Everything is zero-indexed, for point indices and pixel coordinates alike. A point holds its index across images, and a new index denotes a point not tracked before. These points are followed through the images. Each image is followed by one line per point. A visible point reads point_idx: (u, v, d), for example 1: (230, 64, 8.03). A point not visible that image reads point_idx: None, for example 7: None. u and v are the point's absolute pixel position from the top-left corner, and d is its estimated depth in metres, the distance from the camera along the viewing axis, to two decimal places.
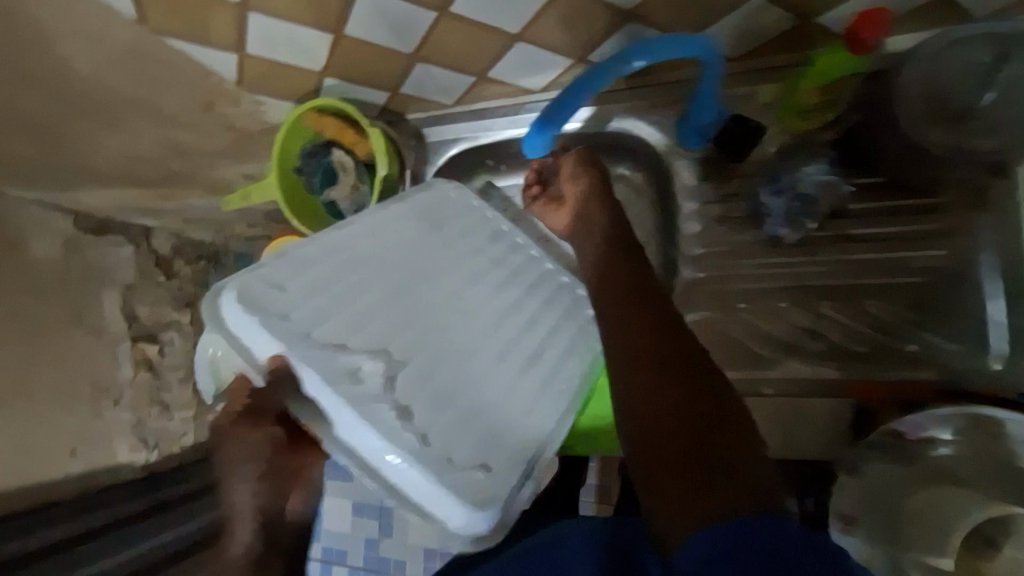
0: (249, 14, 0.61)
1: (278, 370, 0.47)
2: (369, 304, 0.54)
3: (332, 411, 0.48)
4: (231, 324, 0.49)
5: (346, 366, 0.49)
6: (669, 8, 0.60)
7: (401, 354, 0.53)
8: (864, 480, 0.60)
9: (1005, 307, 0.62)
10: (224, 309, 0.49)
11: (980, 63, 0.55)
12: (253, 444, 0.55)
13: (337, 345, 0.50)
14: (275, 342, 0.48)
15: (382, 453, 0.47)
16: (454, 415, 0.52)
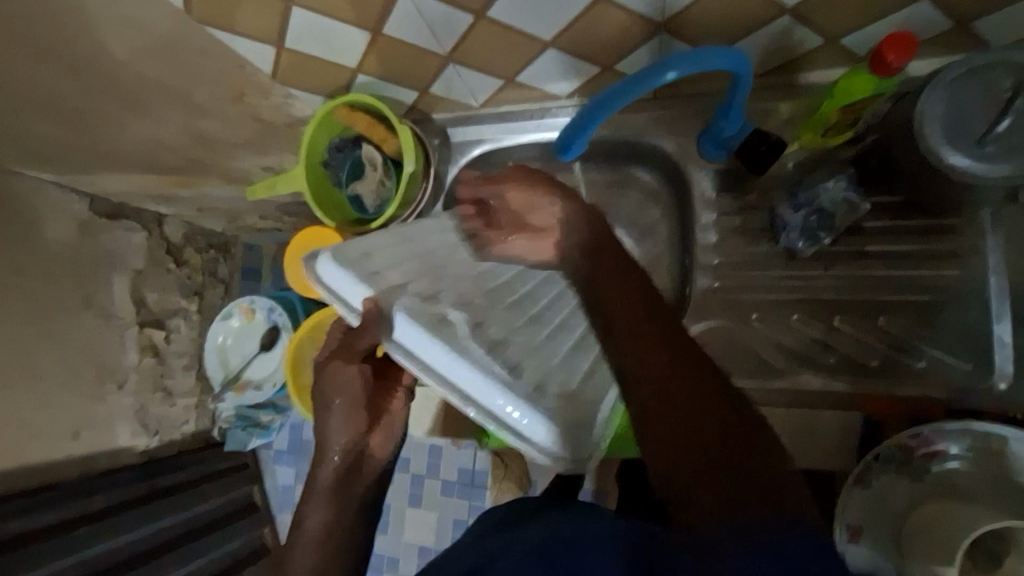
0: (292, 9, 0.62)
1: (376, 311, 0.48)
2: (435, 271, 0.58)
3: (427, 351, 0.49)
4: (329, 278, 0.49)
5: (433, 314, 0.51)
6: (700, 24, 0.62)
7: (475, 310, 0.57)
8: (872, 491, 0.62)
9: (1012, 329, 0.64)
10: (324, 263, 0.49)
11: (998, 91, 0.56)
12: (350, 378, 0.66)
13: (422, 295, 0.52)
14: (368, 286, 0.49)
15: (483, 386, 0.49)
16: (527, 363, 0.57)
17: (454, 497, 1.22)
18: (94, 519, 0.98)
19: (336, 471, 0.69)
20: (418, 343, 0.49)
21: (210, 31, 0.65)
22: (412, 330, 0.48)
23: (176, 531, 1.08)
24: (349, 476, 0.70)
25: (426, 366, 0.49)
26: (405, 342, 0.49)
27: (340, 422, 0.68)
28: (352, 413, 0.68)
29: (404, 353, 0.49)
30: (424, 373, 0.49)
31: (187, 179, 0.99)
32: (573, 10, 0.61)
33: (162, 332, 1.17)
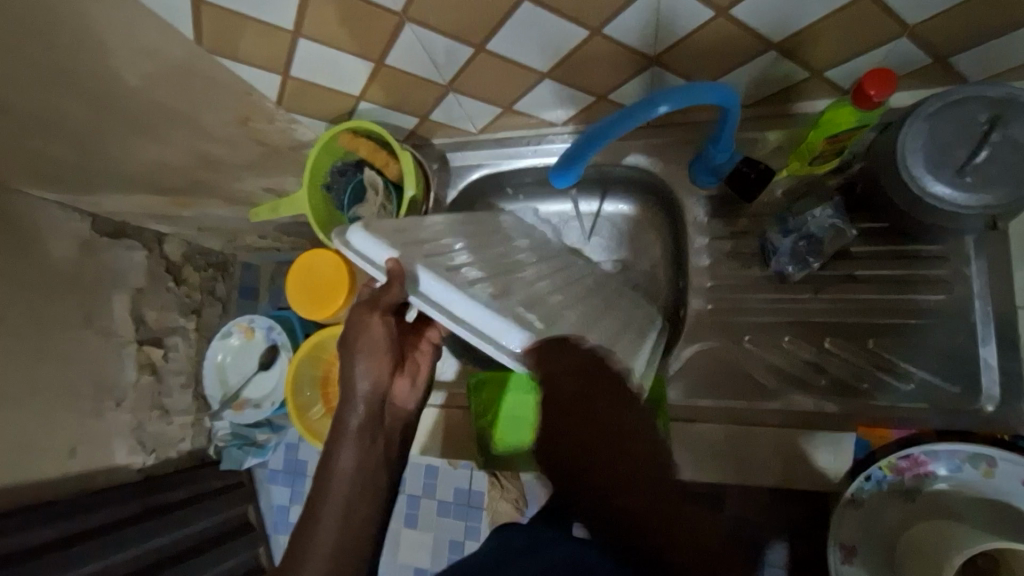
0: (298, 40, 0.65)
1: (401, 268, 0.47)
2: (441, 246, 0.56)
3: (456, 302, 0.47)
4: (360, 248, 0.49)
5: (458, 274, 0.51)
6: (691, 57, 0.64)
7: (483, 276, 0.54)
8: (864, 510, 0.63)
9: (997, 351, 0.65)
10: (356, 236, 0.49)
11: (976, 123, 0.59)
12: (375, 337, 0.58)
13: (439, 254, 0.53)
14: (392, 247, 0.48)
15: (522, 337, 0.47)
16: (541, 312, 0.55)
17: (451, 518, 1.22)
18: (97, 534, 0.98)
19: (362, 422, 0.62)
20: (443, 294, 0.47)
21: (220, 60, 0.67)
22: (439, 284, 0.47)
23: (178, 547, 1.09)
24: (372, 427, 0.63)
25: (455, 317, 0.47)
26: (435, 296, 0.48)
27: (364, 370, 0.60)
28: (376, 362, 0.60)
29: (431, 305, 0.47)
30: (457, 325, 0.47)
31: (188, 200, 1.01)
32: (569, 44, 0.63)
33: (160, 350, 1.18)
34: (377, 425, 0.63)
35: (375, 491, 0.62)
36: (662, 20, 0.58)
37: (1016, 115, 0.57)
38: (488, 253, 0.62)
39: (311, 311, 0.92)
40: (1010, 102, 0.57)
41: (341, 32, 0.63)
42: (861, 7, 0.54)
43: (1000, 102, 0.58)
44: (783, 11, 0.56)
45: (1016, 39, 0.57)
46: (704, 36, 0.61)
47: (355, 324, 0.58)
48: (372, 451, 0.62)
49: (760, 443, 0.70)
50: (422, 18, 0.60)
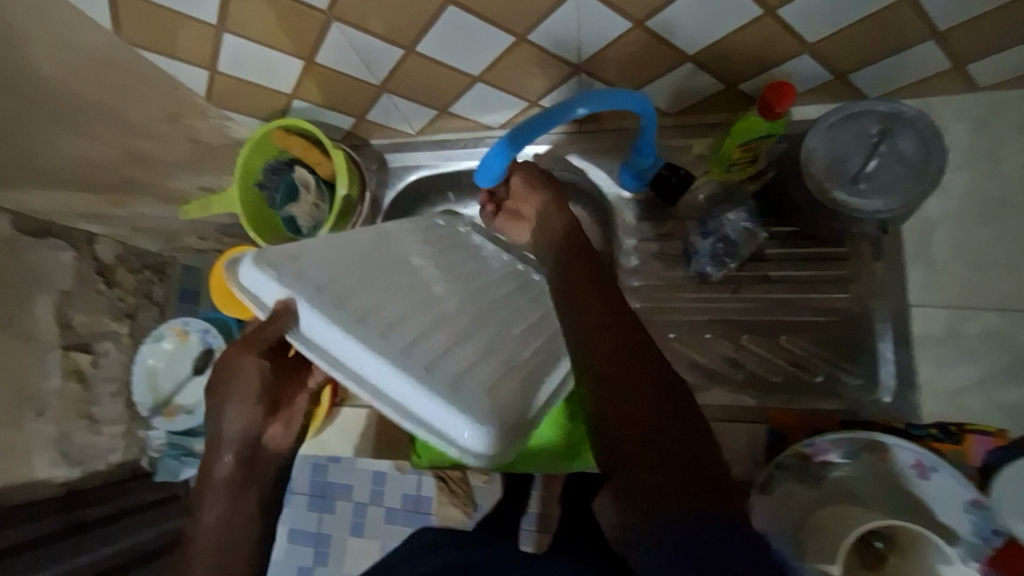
0: (225, 35, 0.64)
1: (285, 310, 0.49)
2: (351, 280, 0.55)
3: (336, 346, 0.49)
4: (249, 282, 0.51)
5: (353, 313, 0.51)
6: (616, 66, 0.67)
7: (381, 319, 0.52)
8: (774, 497, 0.66)
9: (893, 347, 0.71)
10: (244, 270, 0.52)
11: (869, 136, 0.64)
12: (246, 370, 0.58)
13: (342, 290, 0.53)
14: (282, 287, 0.50)
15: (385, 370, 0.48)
16: (450, 359, 0.52)
17: (398, 523, 1.20)
18: (16, 552, 0.91)
19: (231, 468, 0.61)
20: (321, 333, 0.49)
21: (144, 53, 0.66)
22: (316, 327, 0.49)
23: (97, 568, 1.02)
24: (244, 477, 0.62)
25: (328, 358, 0.49)
26: (312, 336, 0.50)
27: (237, 413, 0.60)
28: (251, 408, 0.60)
29: (309, 345, 0.49)
30: (331, 369, 0.49)
31: (120, 198, 0.97)
32: (499, 48, 0.65)
33: (88, 356, 1.13)
34: (254, 469, 0.63)
35: (245, 529, 0.61)
36: (581, 28, 0.61)
37: (902, 129, 0.63)
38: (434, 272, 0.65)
39: (236, 313, 0.91)
40: (895, 118, 0.63)
41: (273, 28, 0.63)
42: (763, 25, 0.59)
43: (888, 117, 0.63)
44: (694, 26, 0.59)
45: (900, 60, 0.63)
46: (626, 46, 0.63)
47: (225, 362, 0.58)
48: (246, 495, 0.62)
49: None
50: (351, 17, 0.61)
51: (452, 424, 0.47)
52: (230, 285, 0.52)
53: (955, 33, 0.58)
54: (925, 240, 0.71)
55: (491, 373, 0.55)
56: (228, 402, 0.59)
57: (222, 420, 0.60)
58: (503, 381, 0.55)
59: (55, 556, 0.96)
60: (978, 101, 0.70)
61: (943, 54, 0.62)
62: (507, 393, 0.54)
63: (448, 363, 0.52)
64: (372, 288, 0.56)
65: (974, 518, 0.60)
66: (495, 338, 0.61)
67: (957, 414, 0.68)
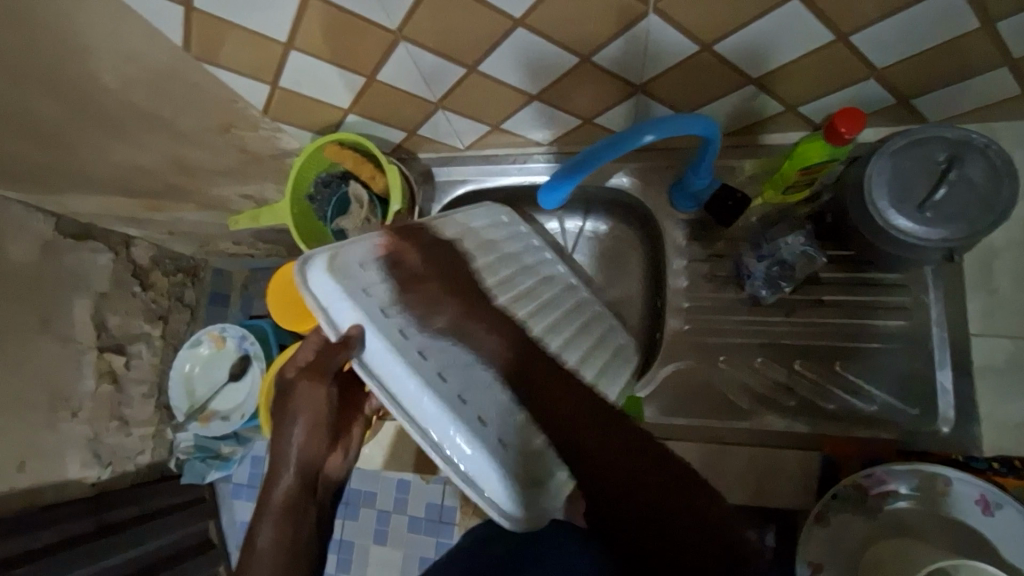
0: (291, 52, 0.65)
1: (354, 336, 0.47)
2: (412, 309, 0.54)
3: (399, 380, 0.47)
4: (319, 291, 0.49)
5: (417, 348, 0.50)
6: (675, 88, 0.67)
7: (440, 357, 0.51)
8: (830, 529, 0.65)
9: (953, 376, 0.69)
10: (313, 275, 0.49)
11: (935, 162, 0.63)
12: (314, 400, 0.59)
13: (407, 320, 0.52)
14: (357, 313, 0.49)
15: (440, 419, 0.47)
16: (494, 410, 0.52)
17: (421, 533, 1.19)
18: (29, 559, 0.91)
19: (291, 490, 0.60)
20: (386, 363, 0.47)
21: (206, 67, 0.66)
22: (383, 358, 0.47)
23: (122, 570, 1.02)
24: (303, 499, 0.61)
25: (387, 391, 0.47)
26: (376, 365, 0.47)
27: (300, 438, 0.60)
28: (315, 435, 0.60)
29: (370, 374, 0.47)
30: (388, 401, 0.47)
31: (161, 204, 0.99)
32: (561, 68, 0.65)
33: (122, 357, 1.15)
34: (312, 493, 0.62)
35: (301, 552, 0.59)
36: (648, 51, 0.61)
37: (969, 157, 0.62)
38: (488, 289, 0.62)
39: (291, 325, 0.91)
40: (962, 145, 0.62)
41: (335, 48, 0.64)
42: (833, 51, 0.58)
43: (954, 144, 0.62)
44: (762, 49, 0.59)
45: (969, 85, 0.62)
46: (689, 68, 0.63)
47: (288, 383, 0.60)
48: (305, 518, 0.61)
49: (734, 459, 0.72)
50: (417, 37, 0.61)
51: (492, 484, 0.46)
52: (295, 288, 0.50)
53: None
54: (986, 267, 0.70)
55: (527, 428, 0.55)
56: (295, 425, 0.59)
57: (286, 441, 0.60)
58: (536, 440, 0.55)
59: (75, 562, 0.96)
60: None
61: (1017, 81, 0.61)
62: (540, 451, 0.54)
63: (490, 417, 0.51)
64: (431, 320, 0.54)
65: None
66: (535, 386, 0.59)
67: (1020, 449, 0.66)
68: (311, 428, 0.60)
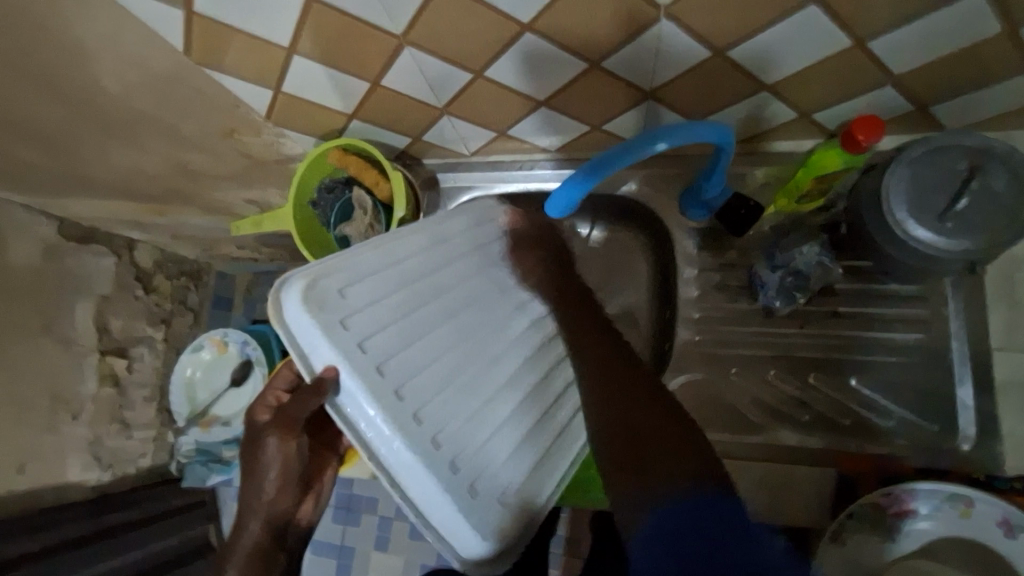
0: (294, 57, 0.63)
1: (325, 379, 0.46)
2: (396, 333, 0.51)
3: (370, 425, 0.47)
4: (292, 324, 0.48)
5: (394, 385, 0.48)
6: (686, 94, 0.66)
7: (420, 393, 0.50)
8: (844, 547, 0.63)
9: (973, 392, 0.67)
10: (287, 306, 0.48)
11: (958, 171, 0.61)
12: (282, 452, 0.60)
13: (389, 350, 0.50)
14: (329, 352, 0.47)
15: (409, 467, 0.47)
16: (472, 449, 0.51)
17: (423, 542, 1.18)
18: (28, 562, 0.88)
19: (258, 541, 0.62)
20: (358, 408, 0.47)
21: (208, 72, 0.65)
22: (354, 403, 0.47)
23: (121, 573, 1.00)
24: (272, 551, 0.62)
25: (357, 434, 0.47)
26: (346, 408, 0.47)
27: (269, 490, 0.61)
28: (285, 491, 0.61)
29: (341, 417, 0.47)
30: (358, 444, 0.47)
31: (165, 208, 0.97)
32: (569, 73, 0.63)
33: (124, 361, 1.14)
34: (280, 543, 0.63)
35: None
36: (660, 58, 0.59)
37: (994, 165, 0.60)
38: (489, 302, 0.61)
39: None
40: (986, 153, 0.60)
41: (340, 53, 0.62)
42: (851, 57, 0.56)
43: (977, 152, 0.60)
44: (778, 55, 0.57)
45: (993, 93, 0.60)
46: (703, 73, 0.61)
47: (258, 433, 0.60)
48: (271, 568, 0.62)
49: (741, 473, 0.71)
50: (423, 42, 0.60)
51: (456, 532, 0.48)
52: (269, 319, 0.49)
53: None
54: (1008, 280, 0.67)
55: (505, 463, 0.54)
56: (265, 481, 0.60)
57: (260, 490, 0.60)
58: (513, 478, 0.55)
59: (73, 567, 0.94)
60: None
61: None
62: (514, 490, 0.54)
63: (467, 459, 0.50)
64: (419, 343, 0.52)
65: None
66: (520, 413, 0.57)
67: None
68: (278, 478, 0.60)
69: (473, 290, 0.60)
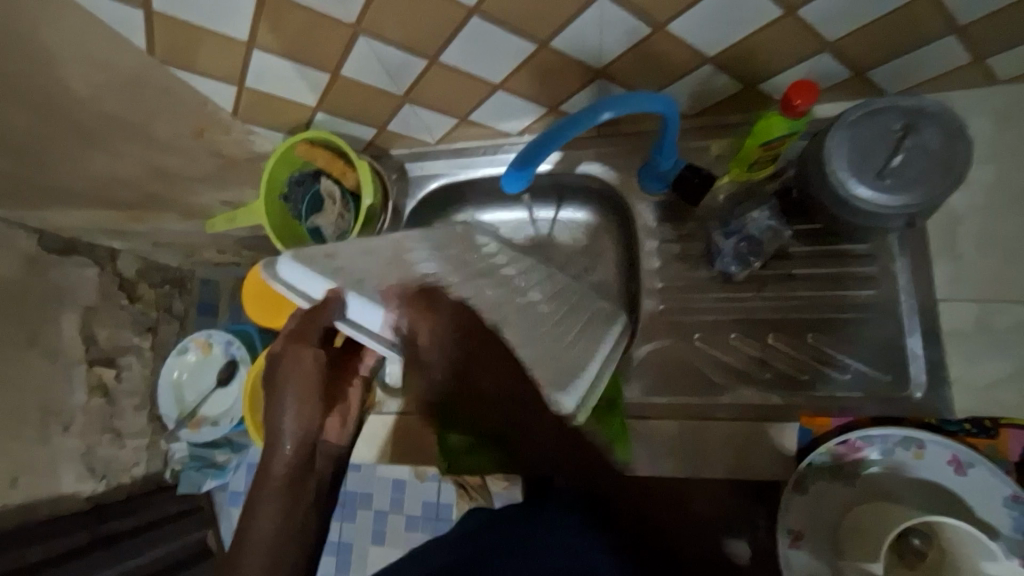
0: (253, 52, 0.65)
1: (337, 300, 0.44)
2: (388, 260, 0.51)
3: (393, 332, 0.48)
4: (286, 272, 0.43)
5: (401, 297, 0.49)
6: (634, 70, 0.68)
7: (422, 299, 0.52)
8: (808, 496, 0.67)
9: (922, 342, 0.70)
10: (279, 257, 0.44)
11: (892, 131, 0.64)
12: (303, 366, 0.58)
13: (385, 273, 0.50)
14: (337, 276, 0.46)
15: (436, 355, 0.50)
16: None
17: (419, 531, 1.20)
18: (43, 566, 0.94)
19: (285, 465, 0.60)
20: (378, 321, 0.47)
21: (174, 72, 0.67)
22: (372, 312, 0.47)
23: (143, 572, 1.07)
24: (300, 476, 0.60)
25: (384, 344, 0.48)
26: (366, 323, 0.47)
27: (293, 408, 0.59)
28: (308, 405, 0.59)
29: (364, 335, 0.47)
30: (385, 352, 0.48)
31: (145, 214, 0.99)
32: (520, 54, 0.65)
33: (113, 370, 1.14)
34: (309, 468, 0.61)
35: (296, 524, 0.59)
36: (605, 34, 0.62)
37: (924, 124, 0.63)
38: (457, 245, 0.62)
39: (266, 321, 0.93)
40: (917, 113, 0.63)
41: (300, 45, 0.64)
42: (783, 26, 0.59)
43: (909, 112, 0.64)
44: (715, 27, 0.60)
45: (922, 55, 0.63)
46: (647, 49, 0.64)
47: (283, 357, 0.58)
48: (297, 500, 0.60)
49: (706, 434, 0.74)
50: (376, 30, 0.62)
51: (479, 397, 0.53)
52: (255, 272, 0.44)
53: (975, 26, 0.58)
54: (949, 233, 0.71)
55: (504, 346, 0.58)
56: (283, 403, 0.59)
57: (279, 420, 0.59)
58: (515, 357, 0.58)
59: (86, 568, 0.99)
60: (1000, 94, 0.70)
61: (966, 48, 0.62)
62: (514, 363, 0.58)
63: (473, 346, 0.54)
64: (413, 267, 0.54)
65: (1012, 512, 0.61)
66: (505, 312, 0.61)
67: (990, 408, 0.67)
68: (303, 392, 0.59)
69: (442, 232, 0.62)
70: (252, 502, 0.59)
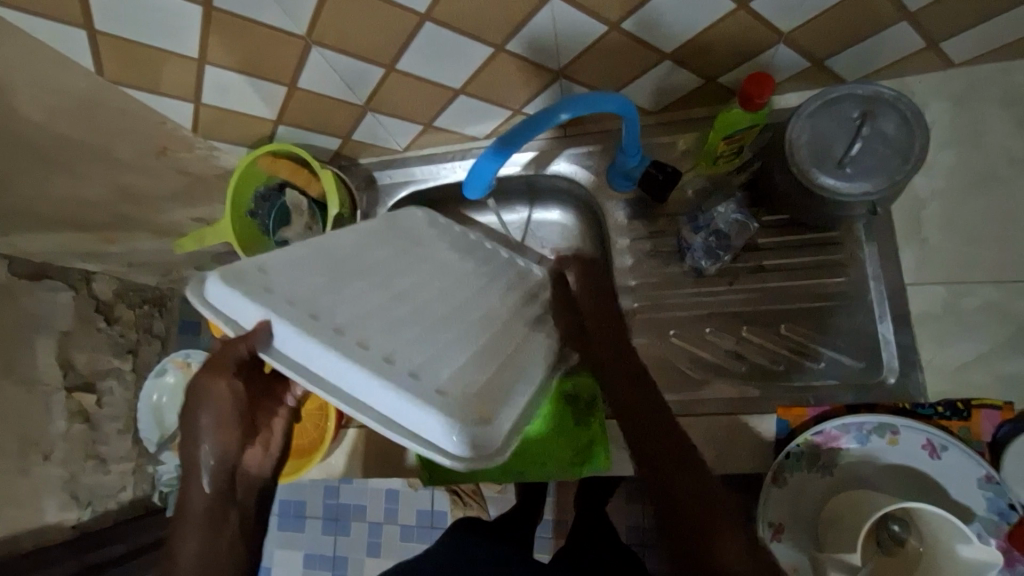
0: (206, 67, 0.64)
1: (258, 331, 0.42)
2: (326, 287, 0.47)
3: (318, 360, 0.42)
4: (213, 301, 0.43)
5: (333, 322, 0.44)
6: (592, 70, 0.68)
7: (361, 324, 0.45)
8: (789, 489, 0.66)
9: (894, 327, 0.70)
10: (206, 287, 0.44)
11: (850, 119, 0.64)
12: (217, 395, 0.55)
13: (319, 300, 0.45)
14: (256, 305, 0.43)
15: (372, 382, 0.41)
16: (431, 361, 0.45)
17: (414, 541, 1.19)
18: None
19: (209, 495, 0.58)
20: (297, 348, 0.42)
21: (126, 90, 0.66)
22: (292, 339, 0.42)
23: None
24: (222, 503, 0.59)
25: (310, 375, 0.42)
26: (288, 352, 0.42)
27: (212, 438, 0.56)
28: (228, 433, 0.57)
29: (287, 364, 0.42)
30: (311, 384, 0.41)
31: None
32: (478, 58, 0.65)
33: (93, 395, 1.11)
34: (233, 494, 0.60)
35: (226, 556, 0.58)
36: (560, 35, 0.62)
37: (882, 111, 0.64)
38: (419, 270, 0.57)
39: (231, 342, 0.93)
40: (874, 100, 0.64)
41: (256, 56, 0.63)
42: (738, 19, 0.59)
43: (866, 99, 0.64)
44: (671, 23, 0.60)
45: (876, 42, 0.63)
46: (604, 48, 0.64)
47: (200, 386, 0.55)
48: (223, 527, 0.59)
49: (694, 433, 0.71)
50: (331, 40, 0.61)
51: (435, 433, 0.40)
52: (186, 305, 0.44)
53: (928, 12, 0.58)
54: (914, 218, 0.71)
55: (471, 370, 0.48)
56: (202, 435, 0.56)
57: (196, 457, 0.56)
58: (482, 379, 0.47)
59: None
60: (958, 77, 0.71)
61: (919, 34, 0.62)
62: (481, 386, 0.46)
63: (428, 371, 0.44)
64: (360, 289, 0.49)
65: (988, 494, 0.62)
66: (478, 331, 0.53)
67: (963, 390, 0.67)
68: (223, 420, 0.56)
69: (405, 258, 0.57)
70: (178, 530, 0.58)
